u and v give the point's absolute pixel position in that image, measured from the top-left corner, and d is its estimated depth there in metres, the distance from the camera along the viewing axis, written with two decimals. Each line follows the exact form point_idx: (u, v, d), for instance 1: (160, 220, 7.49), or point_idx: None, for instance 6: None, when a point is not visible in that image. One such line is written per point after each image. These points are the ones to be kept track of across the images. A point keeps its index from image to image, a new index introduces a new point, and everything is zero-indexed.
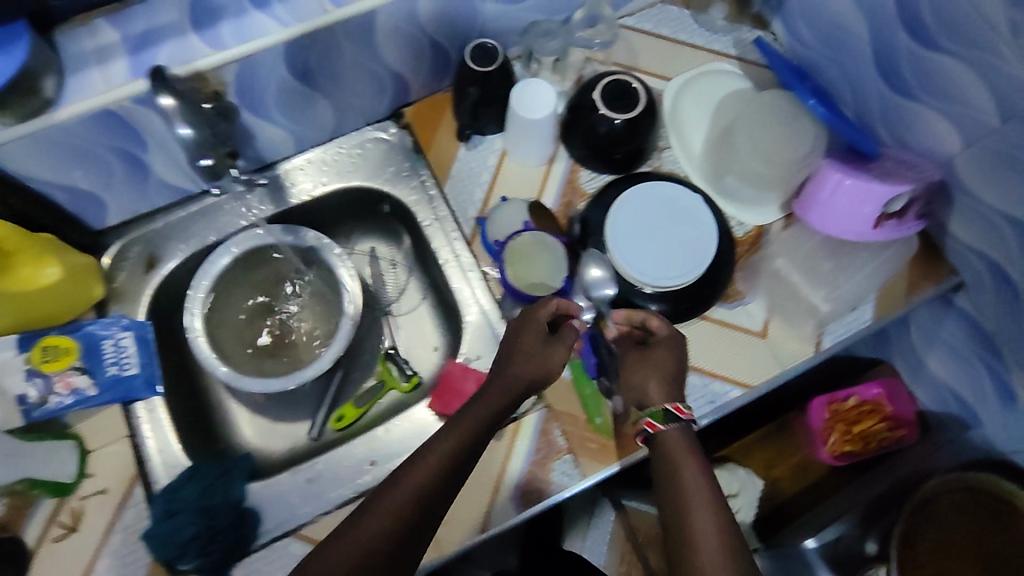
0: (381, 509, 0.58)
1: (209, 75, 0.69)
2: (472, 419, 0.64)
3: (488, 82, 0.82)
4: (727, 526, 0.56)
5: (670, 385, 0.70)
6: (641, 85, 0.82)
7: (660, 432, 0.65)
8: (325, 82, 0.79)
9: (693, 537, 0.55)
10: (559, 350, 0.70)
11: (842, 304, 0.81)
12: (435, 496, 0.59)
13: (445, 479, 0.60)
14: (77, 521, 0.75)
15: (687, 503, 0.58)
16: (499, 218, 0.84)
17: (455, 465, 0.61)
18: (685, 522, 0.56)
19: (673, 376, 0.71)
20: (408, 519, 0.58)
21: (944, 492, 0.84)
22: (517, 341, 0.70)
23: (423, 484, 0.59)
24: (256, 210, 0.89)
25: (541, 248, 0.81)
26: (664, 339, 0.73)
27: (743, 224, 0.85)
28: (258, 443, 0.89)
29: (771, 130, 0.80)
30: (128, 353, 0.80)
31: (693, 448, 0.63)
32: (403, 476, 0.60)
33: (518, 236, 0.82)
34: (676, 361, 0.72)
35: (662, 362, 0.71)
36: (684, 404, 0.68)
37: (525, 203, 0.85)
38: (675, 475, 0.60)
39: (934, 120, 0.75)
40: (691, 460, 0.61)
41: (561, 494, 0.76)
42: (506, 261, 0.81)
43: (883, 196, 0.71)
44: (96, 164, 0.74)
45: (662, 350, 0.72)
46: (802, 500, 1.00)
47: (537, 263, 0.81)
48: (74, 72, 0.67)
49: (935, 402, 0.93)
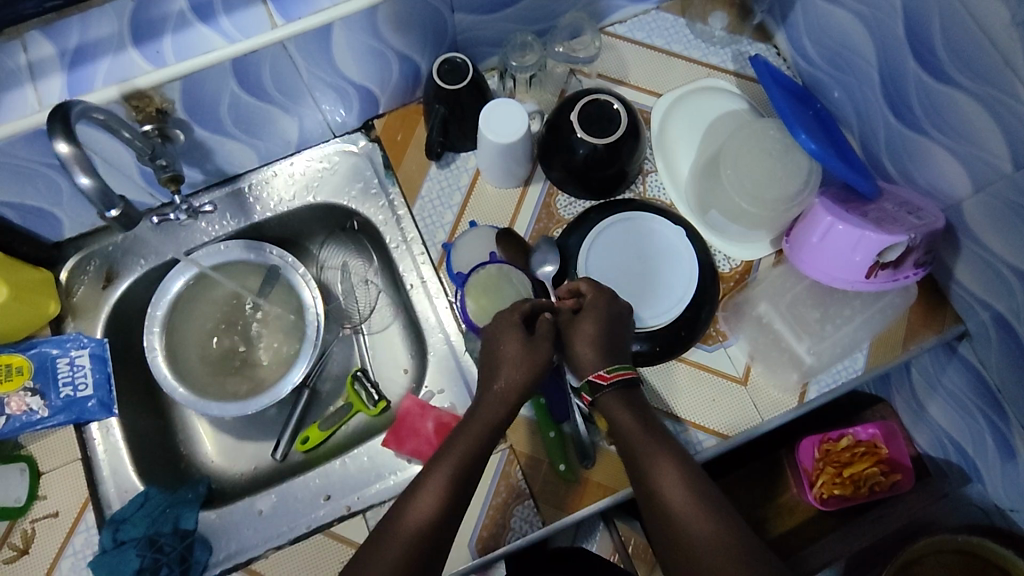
0: (390, 546, 0.56)
1: (151, 93, 0.65)
2: (468, 437, 0.63)
3: (457, 100, 0.77)
4: (681, 461, 0.61)
5: (607, 347, 0.66)
6: (623, 106, 0.76)
7: (620, 427, 0.63)
8: (284, 96, 0.75)
9: (655, 479, 0.60)
10: (538, 360, 0.65)
11: (829, 356, 0.75)
12: (444, 527, 0.58)
13: (458, 488, 0.60)
14: (28, 544, 0.72)
15: (643, 453, 0.61)
16: (465, 247, 0.80)
17: (455, 495, 0.60)
18: (678, 529, 0.57)
19: (608, 336, 0.67)
20: (430, 534, 0.57)
21: (933, 553, 0.79)
22: (498, 355, 0.65)
23: (432, 514, 0.58)
24: (217, 226, 0.86)
25: (506, 281, 0.76)
26: (592, 300, 0.69)
27: (729, 259, 0.79)
28: (222, 463, 0.86)
29: (760, 158, 0.73)
30: (84, 372, 0.78)
31: (661, 439, 0.62)
32: (406, 510, 0.59)
33: (484, 267, 0.76)
34: (609, 321, 0.68)
35: (593, 326, 0.67)
36: (613, 365, 0.65)
37: (492, 231, 0.80)
38: (652, 483, 0.60)
39: (942, 157, 0.68)
40: (665, 457, 0.61)
41: (519, 541, 0.73)
42: (470, 295, 0.75)
43: (875, 244, 0.65)
44: (43, 181, 0.72)
45: (587, 312, 0.67)
46: (802, 533, 0.89)
47: (501, 298, 0.75)
48: (9, 91, 0.64)
49: (935, 449, 0.87)
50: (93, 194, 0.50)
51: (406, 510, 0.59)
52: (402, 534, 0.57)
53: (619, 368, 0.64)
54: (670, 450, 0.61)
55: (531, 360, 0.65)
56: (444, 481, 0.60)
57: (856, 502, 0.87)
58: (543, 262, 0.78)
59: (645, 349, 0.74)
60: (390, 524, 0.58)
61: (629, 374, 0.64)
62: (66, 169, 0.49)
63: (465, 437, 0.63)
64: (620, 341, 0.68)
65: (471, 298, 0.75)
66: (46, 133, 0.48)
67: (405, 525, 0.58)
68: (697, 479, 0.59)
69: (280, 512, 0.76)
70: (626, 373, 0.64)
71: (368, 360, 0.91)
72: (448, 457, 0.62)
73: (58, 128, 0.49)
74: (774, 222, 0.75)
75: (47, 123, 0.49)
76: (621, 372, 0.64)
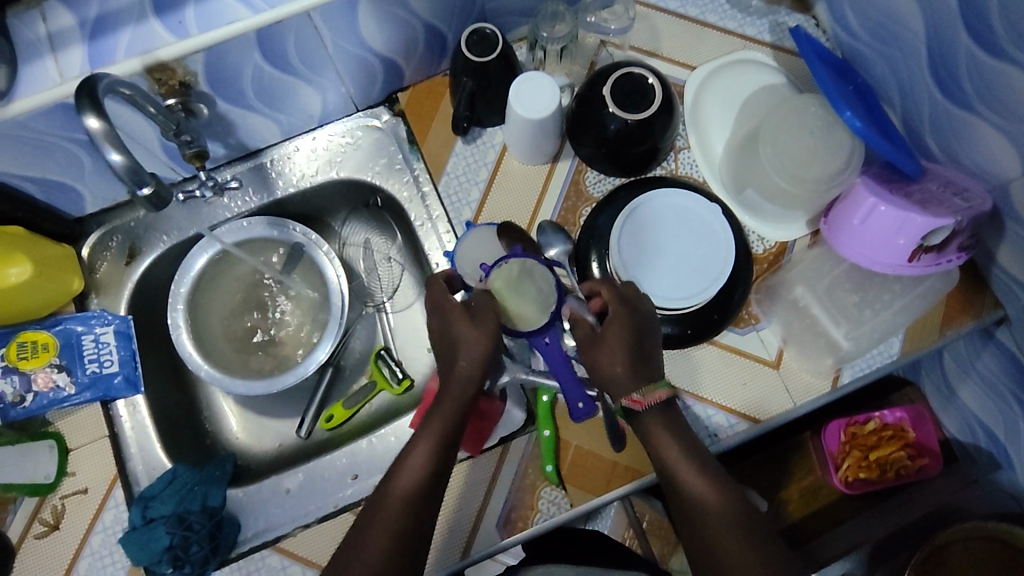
0: (382, 519, 0.60)
1: (174, 65, 0.63)
2: (448, 403, 0.65)
3: (485, 73, 0.74)
4: (700, 453, 0.62)
5: (641, 360, 0.65)
6: (658, 80, 0.73)
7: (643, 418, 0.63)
8: (307, 68, 0.73)
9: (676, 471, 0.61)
10: (490, 330, 0.66)
11: (866, 341, 0.74)
12: (430, 493, 0.61)
13: (439, 456, 0.63)
14: (59, 519, 0.73)
15: (664, 446, 0.62)
16: (473, 240, 0.78)
17: (437, 464, 0.62)
18: (698, 513, 0.59)
19: (639, 348, 0.65)
20: (415, 502, 0.60)
21: (964, 538, 0.75)
22: (457, 331, 0.67)
23: (416, 482, 0.61)
24: (239, 202, 0.85)
25: (527, 276, 0.70)
26: (618, 305, 0.67)
27: (764, 240, 0.78)
28: (247, 440, 0.86)
29: (800, 138, 0.71)
30: (108, 349, 0.78)
31: (679, 426, 0.63)
32: (391, 484, 0.62)
33: (506, 262, 0.71)
34: (637, 330, 0.66)
35: (619, 337, 0.65)
36: (656, 385, 0.63)
37: (494, 228, 0.78)
38: (671, 469, 0.62)
39: (992, 137, 0.65)
40: (683, 443, 0.62)
41: (548, 523, 0.72)
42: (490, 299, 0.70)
43: (920, 228, 0.63)
44: (64, 156, 0.70)
45: (615, 327, 0.66)
46: (824, 517, 0.88)
47: (524, 295, 0.70)
48: (28, 63, 0.62)
49: (962, 433, 0.86)
50: (123, 171, 0.47)
51: (391, 482, 0.62)
52: (392, 507, 0.60)
53: (651, 389, 0.63)
54: (690, 444, 0.62)
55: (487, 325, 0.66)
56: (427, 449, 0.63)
57: (883, 487, 0.86)
58: (549, 243, 0.78)
59: (675, 331, 0.73)
60: (380, 498, 0.61)
61: (666, 394, 0.63)
62: (95, 145, 0.46)
63: (447, 402, 0.65)
64: (652, 351, 0.66)
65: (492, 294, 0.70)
66: (75, 107, 0.45)
67: (393, 496, 0.61)
68: (711, 466, 0.61)
69: (307, 490, 0.77)
70: (662, 394, 0.63)
71: (391, 338, 0.90)
72: (429, 427, 0.64)
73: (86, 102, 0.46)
74: (812, 203, 0.73)
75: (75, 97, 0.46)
76: (655, 392, 0.62)
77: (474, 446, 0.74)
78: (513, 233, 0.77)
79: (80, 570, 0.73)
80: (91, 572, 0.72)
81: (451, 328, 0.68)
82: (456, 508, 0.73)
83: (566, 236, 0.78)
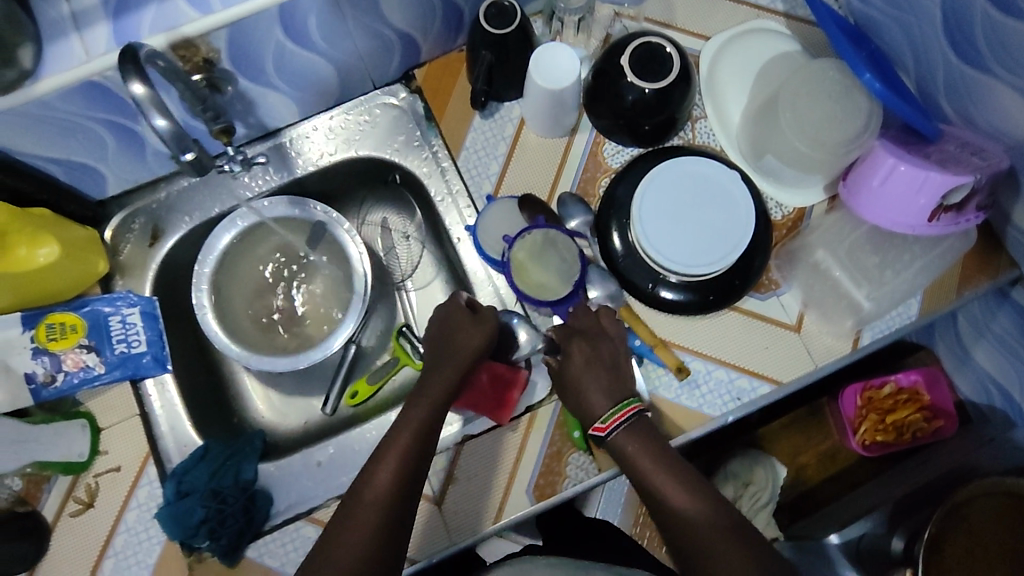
0: (362, 508, 0.59)
1: (197, 42, 0.63)
2: (424, 407, 0.68)
3: (503, 46, 0.75)
4: (679, 467, 0.63)
5: (608, 381, 0.69)
6: (676, 49, 0.74)
7: (611, 438, 0.66)
8: (327, 45, 0.73)
9: (658, 488, 0.62)
10: (489, 329, 0.74)
11: (887, 302, 0.75)
12: (408, 484, 0.62)
13: (421, 443, 0.64)
14: (93, 497, 0.74)
15: (641, 466, 0.63)
16: (494, 215, 0.79)
17: (419, 450, 0.64)
18: (674, 516, 0.60)
19: (607, 372, 0.70)
20: (397, 488, 0.61)
21: (980, 495, 0.76)
22: (453, 344, 0.74)
23: (395, 474, 0.62)
24: (260, 181, 0.85)
25: (552, 247, 0.76)
26: (588, 328, 0.72)
27: (782, 206, 0.79)
28: (274, 418, 0.87)
29: (819, 103, 0.72)
30: (135, 329, 0.78)
31: (644, 433, 0.66)
32: (372, 474, 0.62)
33: (530, 232, 0.75)
34: (603, 350, 0.71)
35: (587, 359, 0.70)
36: (623, 402, 0.67)
37: (515, 200, 0.79)
38: (643, 475, 0.63)
39: (1008, 97, 0.66)
40: (649, 448, 0.64)
41: (576, 487, 0.74)
42: (516, 271, 0.75)
43: (940, 185, 0.64)
44: (88, 136, 0.71)
45: (578, 357, 0.70)
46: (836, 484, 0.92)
47: (546, 265, 0.76)
48: (53, 41, 0.62)
49: (977, 394, 0.87)
50: (168, 137, 0.49)
51: (368, 479, 0.62)
52: (370, 498, 0.60)
53: (618, 410, 0.66)
54: (667, 460, 0.63)
55: (480, 329, 0.74)
56: (407, 442, 0.64)
57: (898, 449, 0.89)
58: (570, 215, 0.79)
59: (694, 298, 0.75)
60: (355, 492, 0.61)
61: (630, 410, 0.66)
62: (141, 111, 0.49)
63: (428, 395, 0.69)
64: (618, 373, 0.70)
65: (517, 266, 0.75)
66: (123, 75, 0.49)
67: (375, 483, 0.61)
68: (687, 472, 0.62)
69: (338, 463, 0.78)
70: (630, 409, 0.66)
71: (412, 315, 0.91)
72: (405, 425, 0.66)
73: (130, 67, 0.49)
74: (830, 167, 0.74)
75: (120, 66, 0.49)
76: (622, 412, 0.66)
77: (502, 415, 0.76)
78: (534, 205, 0.78)
79: (116, 546, 0.74)
80: (128, 548, 0.73)
81: (446, 334, 0.74)
82: (487, 475, 0.74)
83: (587, 207, 0.80)
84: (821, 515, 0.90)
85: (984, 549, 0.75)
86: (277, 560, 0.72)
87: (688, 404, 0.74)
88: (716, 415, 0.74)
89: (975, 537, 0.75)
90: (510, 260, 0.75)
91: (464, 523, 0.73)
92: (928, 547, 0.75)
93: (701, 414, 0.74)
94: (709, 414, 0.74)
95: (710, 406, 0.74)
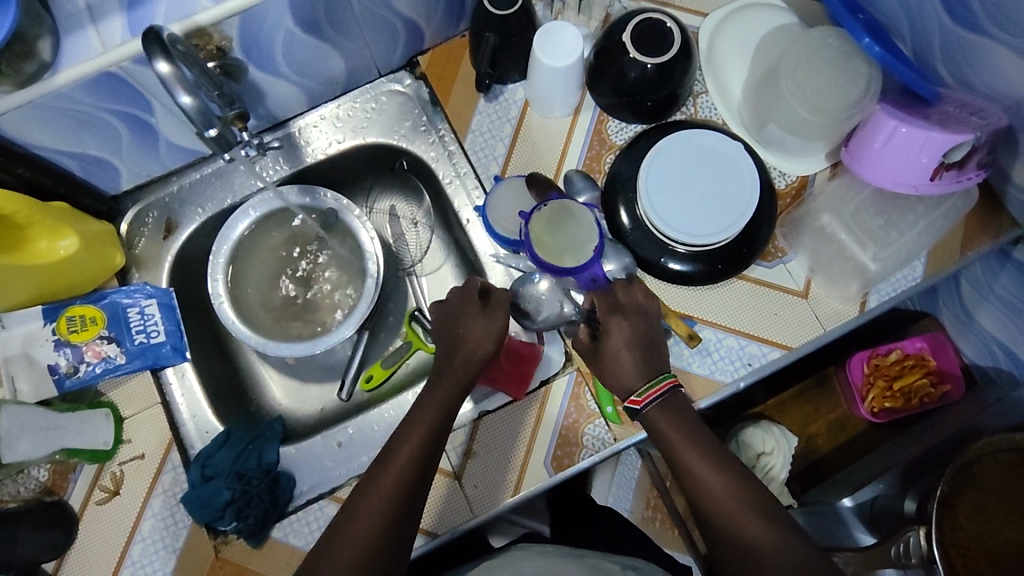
0: (376, 489, 0.60)
1: (211, 30, 0.65)
2: (433, 406, 0.67)
3: (507, 27, 0.77)
4: (711, 448, 0.64)
5: (647, 356, 0.69)
6: (676, 25, 0.75)
7: (645, 412, 0.67)
8: (336, 33, 0.74)
9: (688, 466, 0.63)
10: (501, 318, 0.73)
11: (893, 263, 0.76)
12: (422, 474, 0.62)
13: (433, 434, 0.64)
14: (119, 485, 0.76)
15: (673, 443, 0.64)
16: (500, 201, 0.80)
17: (433, 442, 0.64)
18: (702, 492, 0.61)
19: (645, 347, 0.70)
20: (410, 478, 0.61)
21: (990, 453, 0.77)
22: (459, 344, 0.71)
23: (405, 475, 0.61)
24: (271, 170, 0.86)
25: (569, 217, 0.75)
26: (627, 304, 0.72)
27: (785, 175, 0.81)
28: (291, 404, 0.88)
29: (819, 70, 0.73)
30: (154, 320, 0.80)
31: (676, 410, 0.66)
32: (390, 455, 0.63)
33: (544, 205, 0.75)
34: (640, 326, 0.71)
35: (626, 336, 0.70)
36: (661, 375, 0.68)
37: (522, 179, 0.81)
38: (672, 451, 0.64)
39: (1004, 57, 0.67)
40: (679, 424, 0.65)
41: (593, 458, 0.75)
42: (535, 243, 0.74)
43: (942, 144, 0.66)
44: (103, 129, 0.72)
45: (619, 333, 0.70)
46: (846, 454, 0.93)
47: (563, 235, 0.75)
48: (69, 34, 0.64)
49: (982, 356, 0.89)
50: (195, 113, 0.54)
51: (387, 461, 0.62)
52: (380, 494, 0.59)
53: (652, 386, 0.67)
54: (700, 441, 0.64)
55: (487, 330, 0.72)
56: (416, 443, 0.63)
57: (906, 414, 0.90)
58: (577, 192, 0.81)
59: (704, 269, 0.76)
60: (373, 474, 0.61)
61: (662, 389, 0.67)
62: (168, 88, 0.52)
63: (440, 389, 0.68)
64: (657, 349, 0.71)
65: (535, 238, 0.75)
66: (148, 55, 0.52)
67: (390, 468, 0.61)
68: (717, 452, 0.63)
69: (358, 443, 0.80)
70: (665, 385, 0.67)
71: (423, 300, 0.92)
72: (419, 418, 0.66)
73: (156, 48, 0.52)
74: (832, 133, 0.75)
75: (146, 47, 0.52)
76: (658, 386, 0.67)
77: (519, 390, 0.77)
78: (540, 184, 0.79)
79: (143, 532, 0.75)
80: (155, 534, 0.75)
81: (462, 326, 0.72)
82: (506, 450, 0.75)
83: (592, 184, 0.81)
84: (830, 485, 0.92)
85: (997, 507, 0.77)
86: (302, 539, 0.73)
87: (700, 371, 0.75)
88: (727, 381, 0.75)
89: (987, 493, 0.76)
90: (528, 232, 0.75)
91: (485, 497, 0.74)
92: (941, 504, 0.75)
93: (713, 381, 0.75)
94: (720, 380, 0.75)
95: (721, 372, 0.75)
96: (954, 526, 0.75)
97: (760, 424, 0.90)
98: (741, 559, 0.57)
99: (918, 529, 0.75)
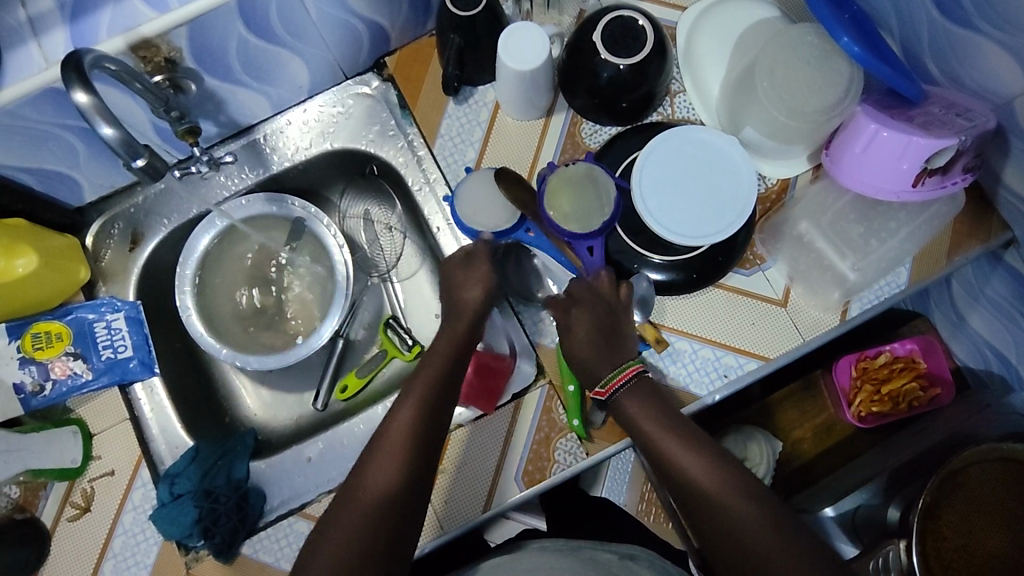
0: (383, 455, 0.59)
1: (157, 41, 0.62)
2: (438, 356, 0.68)
3: (472, 28, 0.74)
4: (689, 433, 0.62)
5: (606, 336, 0.68)
6: (649, 22, 0.72)
7: (615, 405, 0.66)
8: (292, 38, 0.72)
9: (668, 456, 0.61)
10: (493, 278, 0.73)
11: (873, 272, 0.74)
12: (429, 440, 0.61)
13: (436, 393, 0.64)
14: (90, 501, 0.75)
15: (650, 433, 0.63)
16: (468, 197, 0.77)
17: (438, 399, 0.64)
18: (680, 477, 0.60)
19: (603, 336, 0.68)
20: (414, 441, 0.60)
21: (976, 462, 0.74)
22: (457, 302, 0.72)
23: (413, 424, 0.61)
24: (236, 179, 0.85)
25: (592, 183, 0.73)
26: (586, 292, 0.71)
27: (766, 178, 0.78)
28: (265, 416, 0.87)
29: (796, 74, 0.70)
30: (121, 335, 0.78)
31: (648, 397, 0.65)
32: (391, 420, 0.62)
33: (574, 164, 0.74)
34: (604, 312, 0.69)
35: (587, 324, 0.69)
36: (633, 361, 0.67)
37: (490, 171, 0.77)
38: (648, 438, 0.63)
39: (992, 54, 0.63)
40: (649, 408, 0.64)
41: (566, 473, 0.73)
42: (546, 194, 0.73)
43: (925, 149, 0.62)
44: (56, 143, 0.70)
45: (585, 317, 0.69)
46: (827, 461, 0.90)
47: (578, 199, 0.73)
48: (12, 50, 0.61)
49: (974, 359, 0.85)
50: (117, 144, 0.53)
51: (390, 425, 0.62)
52: (392, 446, 0.60)
53: (616, 375, 0.66)
54: (679, 429, 0.62)
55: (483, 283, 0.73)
56: (424, 390, 0.64)
57: (894, 419, 0.87)
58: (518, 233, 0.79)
59: (680, 277, 0.74)
60: (378, 439, 0.61)
61: (628, 373, 0.66)
62: (88, 118, 0.51)
63: (437, 353, 0.68)
64: (618, 331, 0.69)
65: (550, 190, 0.73)
66: (64, 84, 0.50)
67: (394, 433, 0.61)
68: (696, 436, 0.62)
69: (329, 457, 0.79)
70: (630, 371, 0.66)
71: (399, 307, 0.90)
72: (418, 383, 0.65)
73: (73, 76, 0.51)
74: (813, 136, 0.72)
75: (63, 75, 0.51)
76: (623, 374, 0.66)
77: (487, 405, 0.75)
78: (509, 179, 0.76)
79: (114, 549, 0.74)
80: (127, 550, 0.74)
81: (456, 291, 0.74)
82: (476, 465, 0.74)
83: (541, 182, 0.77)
84: (815, 489, 0.88)
85: (981, 516, 0.73)
86: (271, 555, 0.73)
87: (674, 384, 0.73)
88: (702, 394, 0.73)
89: (972, 505, 0.73)
90: (542, 187, 0.74)
91: (455, 513, 0.73)
92: (922, 516, 0.73)
93: (687, 393, 0.73)
94: (695, 394, 0.73)
95: (696, 385, 0.73)
96: (936, 538, 0.73)
97: (740, 432, 0.87)
98: (726, 545, 0.56)
99: (897, 543, 0.75)
